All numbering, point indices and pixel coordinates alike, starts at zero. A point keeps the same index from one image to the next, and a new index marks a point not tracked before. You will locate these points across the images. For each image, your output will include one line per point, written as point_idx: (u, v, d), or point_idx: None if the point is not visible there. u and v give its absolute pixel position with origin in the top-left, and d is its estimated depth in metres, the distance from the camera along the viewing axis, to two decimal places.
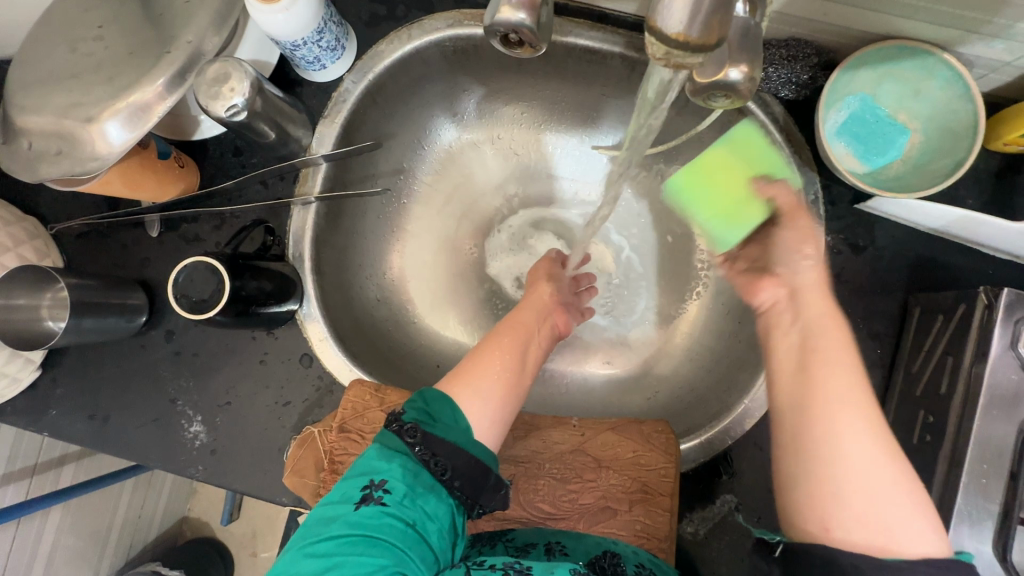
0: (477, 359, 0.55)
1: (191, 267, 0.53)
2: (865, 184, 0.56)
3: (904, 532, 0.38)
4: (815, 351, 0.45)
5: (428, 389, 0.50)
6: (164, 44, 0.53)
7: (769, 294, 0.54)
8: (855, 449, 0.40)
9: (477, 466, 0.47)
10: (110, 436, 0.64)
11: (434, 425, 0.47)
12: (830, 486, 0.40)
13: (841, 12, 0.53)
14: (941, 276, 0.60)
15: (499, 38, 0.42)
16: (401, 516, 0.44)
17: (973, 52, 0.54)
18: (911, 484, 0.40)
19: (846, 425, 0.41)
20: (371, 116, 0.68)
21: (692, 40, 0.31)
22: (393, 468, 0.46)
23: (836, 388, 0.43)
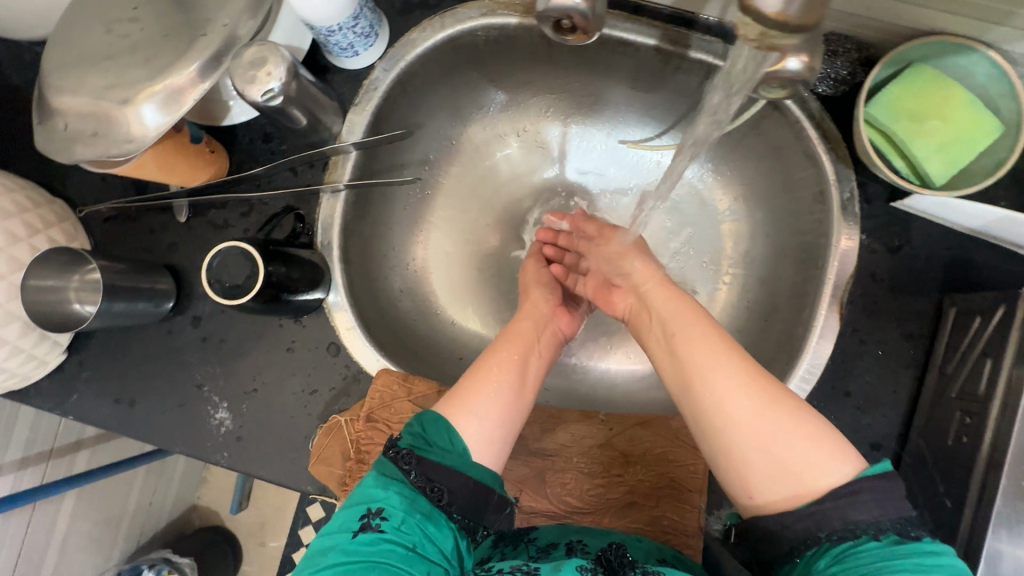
0: (474, 376, 0.54)
1: (225, 252, 0.53)
2: (904, 182, 0.55)
3: (813, 472, 0.42)
4: (674, 335, 0.53)
5: (424, 411, 0.51)
6: (200, 27, 0.52)
7: (621, 302, 0.63)
8: (737, 413, 0.46)
9: (477, 489, 0.47)
10: (135, 420, 0.64)
11: (429, 450, 0.47)
12: (732, 452, 0.46)
13: (886, 7, 0.53)
14: (978, 277, 0.59)
15: (550, 24, 0.41)
16: (400, 540, 0.44)
17: (1020, 50, 0.53)
18: (809, 421, 0.45)
19: (719, 392, 0.47)
20: (400, 105, 0.68)
21: (792, 20, 0.31)
22: (390, 495, 0.45)
23: (692, 359, 0.50)
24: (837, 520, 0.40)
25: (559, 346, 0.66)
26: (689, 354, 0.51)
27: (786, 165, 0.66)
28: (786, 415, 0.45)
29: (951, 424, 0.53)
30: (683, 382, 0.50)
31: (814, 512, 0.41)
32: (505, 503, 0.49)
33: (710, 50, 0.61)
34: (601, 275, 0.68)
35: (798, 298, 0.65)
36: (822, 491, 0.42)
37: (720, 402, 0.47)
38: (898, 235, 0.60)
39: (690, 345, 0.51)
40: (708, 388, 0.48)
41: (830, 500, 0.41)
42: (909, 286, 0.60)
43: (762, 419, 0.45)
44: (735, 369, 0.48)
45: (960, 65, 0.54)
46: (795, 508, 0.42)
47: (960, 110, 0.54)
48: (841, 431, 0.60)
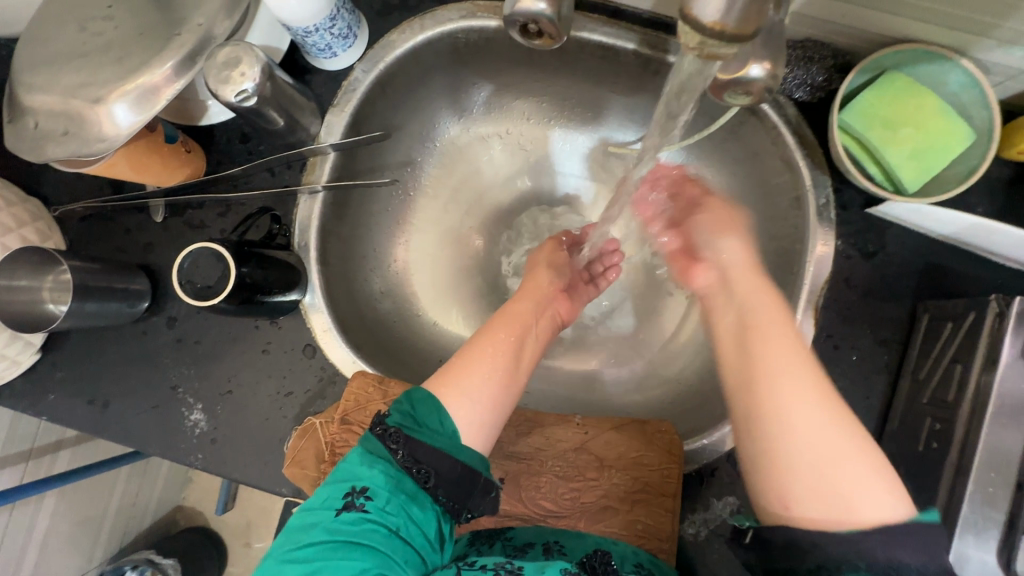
0: (467, 355, 0.53)
1: (197, 253, 0.53)
2: (878, 190, 0.55)
3: (865, 505, 0.38)
4: (752, 325, 0.48)
5: (416, 388, 0.50)
6: (174, 26, 0.52)
7: (701, 279, 0.57)
8: (808, 424, 0.41)
9: (464, 472, 0.46)
10: (109, 421, 0.63)
11: (418, 431, 0.47)
12: (783, 461, 0.41)
13: (859, 14, 0.53)
14: (951, 283, 0.59)
15: (517, 28, 0.41)
16: (383, 522, 0.44)
17: (991, 59, 0.54)
18: (869, 453, 0.40)
19: (789, 393, 0.42)
20: (380, 106, 0.68)
21: (728, 30, 0.30)
22: (375, 475, 0.45)
23: (767, 356, 0.45)
24: (881, 554, 0.37)
25: (556, 330, 0.66)
26: (766, 349, 0.45)
27: (764, 170, 0.66)
28: (852, 442, 0.40)
29: (922, 429, 0.54)
30: (752, 379, 0.44)
31: (857, 540, 0.38)
32: (493, 486, 0.48)
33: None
34: (683, 243, 0.62)
35: None
36: (871, 524, 0.38)
37: (793, 412, 0.41)
38: (873, 241, 0.61)
39: (768, 338, 0.46)
40: (783, 390, 0.42)
41: (876, 532, 0.38)
42: (883, 292, 0.60)
43: (830, 440, 0.40)
44: (810, 379, 0.43)
45: (933, 72, 0.55)
46: (837, 533, 0.38)
47: (931, 117, 0.54)
48: None
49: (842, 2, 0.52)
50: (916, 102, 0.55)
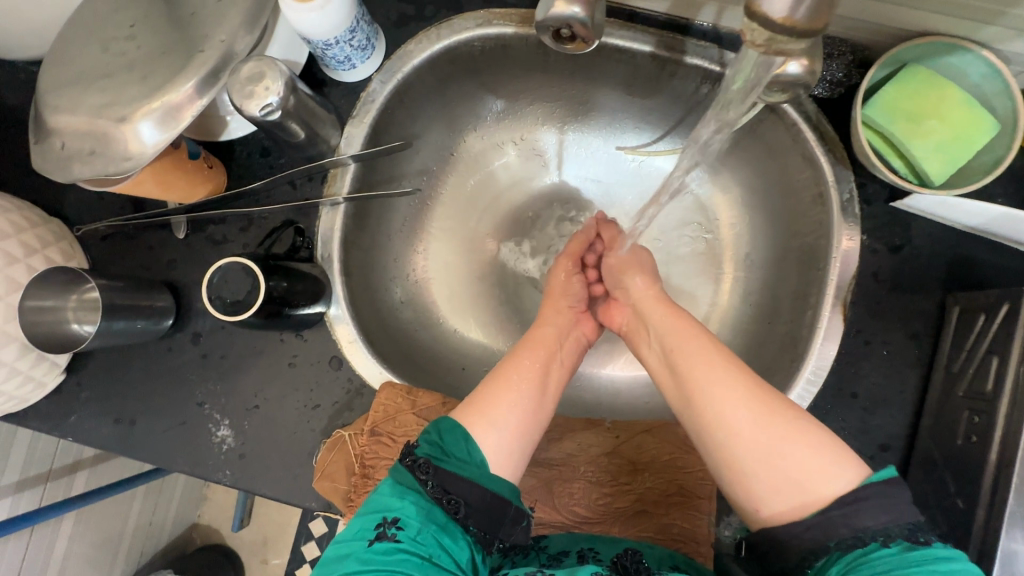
0: (496, 383, 0.53)
1: (226, 267, 0.53)
2: (903, 182, 0.56)
3: (819, 484, 0.43)
4: (676, 351, 0.54)
5: (442, 418, 0.49)
6: (198, 43, 0.52)
7: (621, 319, 0.65)
8: (743, 424, 0.46)
9: (496, 502, 0.45)
10: (136, 440, 0.63)
11: (447, 460, 0.46)
12: (738, 467, 0.46)
13: (880, 9, 0.53)
14: (979, 274, 0.59)
15: (549, 33, 0.40)
16: (416, 551, 0.43)
17: (1013, 49, 0.54)
18: (812, 432, 0.45)
19: (725, 403, 0.47)
20: (397, 117, 0.68)
21: (800, 24, 0.31)
22: (405, 505, 0.44)
23: (691, 371, 0.51)
24: (844, 528, 0.41)
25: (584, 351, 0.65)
26: (689, 372, 0.51)
27: (784, 167, 0.66)
28: (788, 428, 0.45)
29: (960, 423, 0.53)
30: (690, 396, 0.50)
31: (822, 521, 0.42)
32: (524, 516, 0.47)
33: (706, 55, 0.62)
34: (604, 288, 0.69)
35: (800, 300, 0.65)
36: (829, 502, 0.42)
37: (731, 420, 0.47)
38: (899, 235, 0.60)
39: (690, 358, 0.52)
40: (716, 403, 0.48)
41: (835, 509, 0.41)
42: (911, 286, 0.60)
43: (765, 433, 0.45)
44: (729, 382, 0.49)
45: (955, 64, 0.55)
46: (804, 519, 0.42)
47: (955, 109, 0.54)
48: (848, 432, 0.59)
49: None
50: (939, 95, 0.55)
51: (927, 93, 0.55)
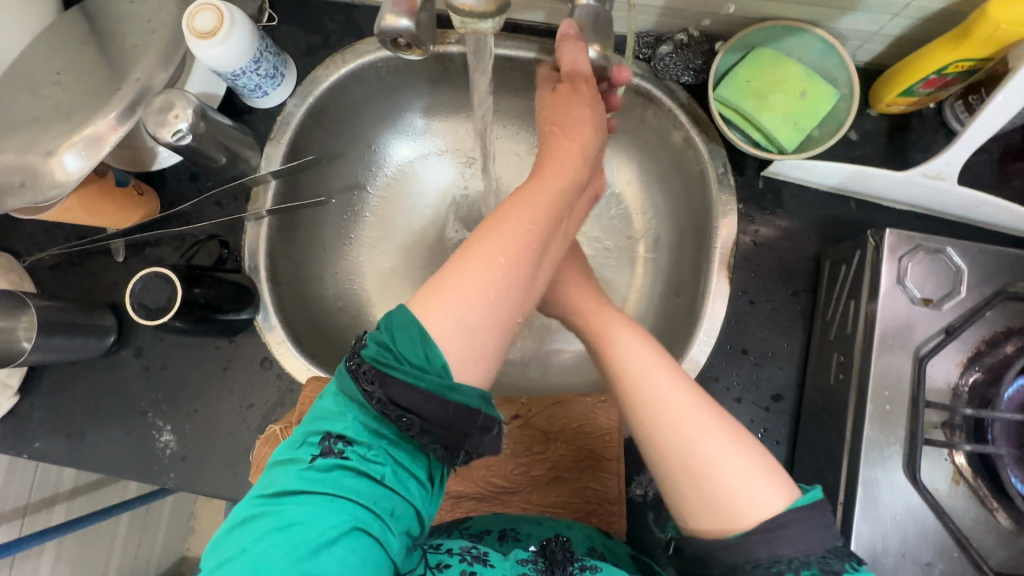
0: (461, 267, 0.42)
1: (146, 277, 0.58)
2: (758, 151, 0.61)
3: (753, 506, 0.40)
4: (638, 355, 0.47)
5: (396, 309, 0.41)
6: (115, 82, 0.59)
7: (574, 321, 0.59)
8: (678, 431, 0.42)
9: (459, 412, 0.40)
10: (86, 452, 0.67)
11: (398, 368, 0.39)
12: (688, 479, 0.41)
13: (716, 3, 0.60)
14: (848, 230, 0.64)
15: (387, 42, 0.46)
16: (363, 470, 0.40)
17: (842, 27, 0.60)
18: (754, 448, 0.42)
19: (689, 420, 0.43)
20: (316, 136, 0.74)
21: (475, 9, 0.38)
22: (350, 421, 0.41)
23: (631, 363, 0.47)
24: (761, 552, 0.39)
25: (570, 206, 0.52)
26: (626, 363, 0.47)
27: (670, 150, 0.72)
28: (742, 448, 0.41)
29: (831, 364, 0.57)
30: (627, 388, 0.46)
31: (741, 543, 0.40)
32: (495, 423, 0.42)
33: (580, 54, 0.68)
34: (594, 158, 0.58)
35: (695, 271, 0.70)
36: (754, 524, 0.39)
37: (669, 426, 0.43)
38: (772, 202, 0.66)
39: (653, 365, 0.46)
40: (650, 404, 0.44)
41: (755, 533, 0.39)
42: (789, 247, 0.65)
43: (701, 446, 0.42)
44: (668, 383, 0.45)
45: (796, 44, 0.61)
46: (725, 539, 0.40)
47: (797, 83, 0.60)
48: (743, 387, 0.63)
49: None
50: (784, 71, 0.61)
51: (774, 70, 0.61)
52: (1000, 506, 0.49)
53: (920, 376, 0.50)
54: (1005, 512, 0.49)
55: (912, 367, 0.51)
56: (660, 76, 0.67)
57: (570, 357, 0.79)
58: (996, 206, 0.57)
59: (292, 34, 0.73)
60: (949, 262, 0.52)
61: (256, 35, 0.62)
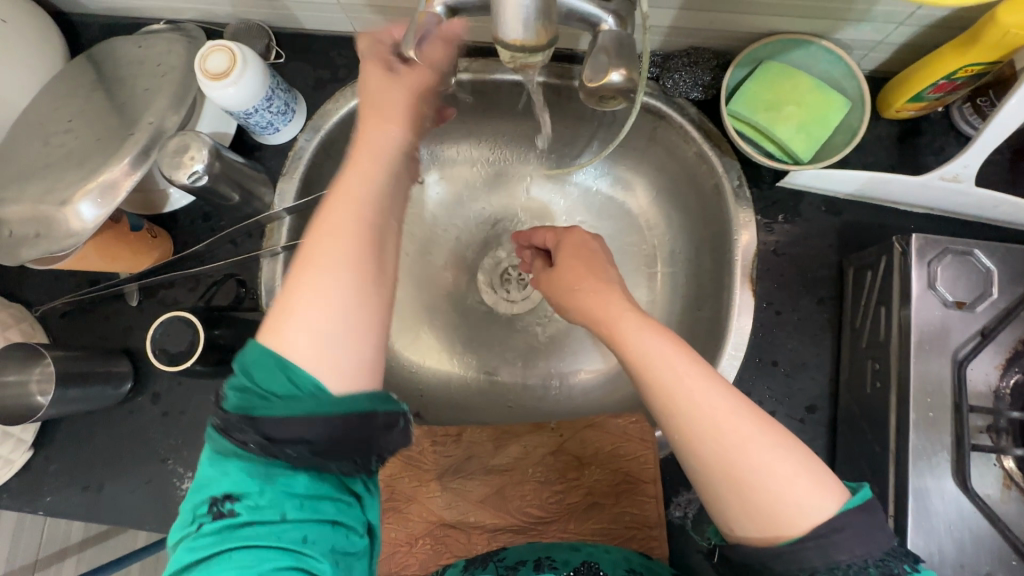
0: (313, 269, 0.42)
1: (168, 321, 0.56)
2: (775, 163, 0.62)
3: (801, 512, 0.39)
4: (673, 361, 0.45)
5: (247, 348, 0.41)
6: (129, 128, 0.59)
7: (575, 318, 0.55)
8: (720, 441, 0.41)
9: (354, 423, 0.40)
10: (104, 504, 0.65)
11: (268, 405, 0.39)
12: (733, 487, 0.40)
13: (723, 19, 0.61)
14: (868, 237, 0.64)
15: None
16: (261, 520, 0.38)
17: (849, 37, 0.61)
18: (796, 450, 0.41)
19: (734, 426, 0.41)
20: (327, 169, 0.74)
21: (529, 42, 0.37)
22: (232, 476, 0.39)
23: (660, 367, 0.45)
24: (818, 560, 0.38)
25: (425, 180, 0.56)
26: (655, 367, 0.45)
27: (682, 166, 0.72)
28: (785, 450, 0.41)
29: (866, 373, 0.57)
30: (660, 393, 0.44)
31: (795, 551, 0.39)
32: (400, 417, 0.43)
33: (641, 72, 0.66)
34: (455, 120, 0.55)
35: (716, 284, 0.69)
36: (807, 530, 0.39)
37: (711, 435, 0.41)
38: (790, 212, 0.66)
39: (682, 370, 0.44)
40: (687, 411, 0.42)
41: (809, 539, 0.38)
42: (810, 255, 0.65)
43: (745, 453, 0.40)
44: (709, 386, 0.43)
45: (803, 56, 0.62)
46: (778, 548, 0.39)
47: (808, 94, 0.61)
48: (776, 400, 0.63)
49: (703, 12, 0.60)
50: (794, 83, 0.61)
51: (784, 83, 0.61)
52: None
53: (961, 380, 0.50)
54: None
55: (952, 371, 0.50)
56: (669, 94, 0.67)
57: (592, 378, 0.78)
58: (1019, 203, 0.57)
59: (300, 70, 0.73)
60: (978, 264, 0.52)
61: (267, 74, 0.62)
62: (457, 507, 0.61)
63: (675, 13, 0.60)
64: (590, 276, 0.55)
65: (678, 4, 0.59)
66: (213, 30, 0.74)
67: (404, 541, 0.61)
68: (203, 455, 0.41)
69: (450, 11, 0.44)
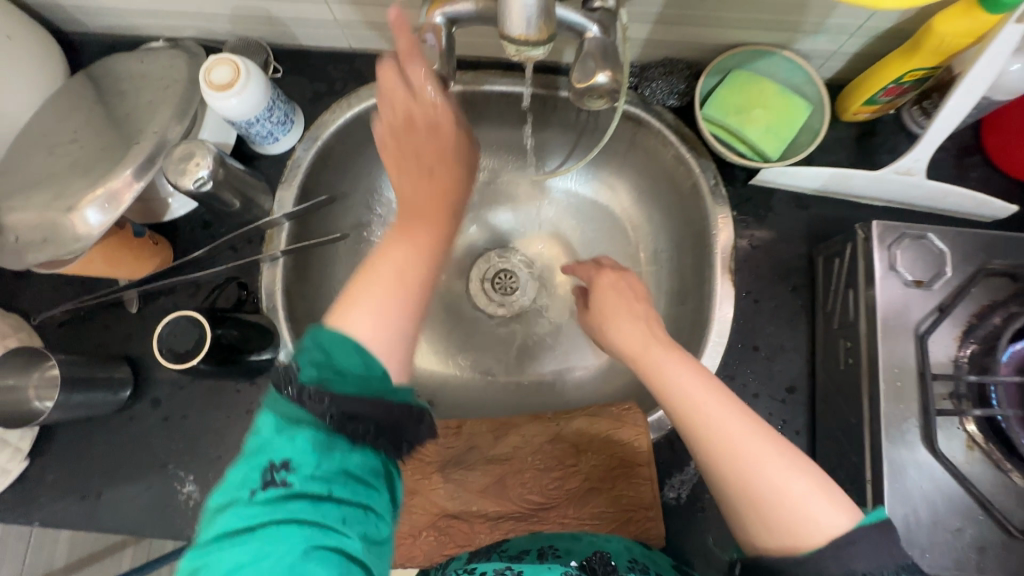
0: (372, 274, 0.48)
1: (175, 321, 0.58)
2: (747, 162, 0.67)
3: (816, 525, 0.42)
4: (693, 387, 0.48)
5: (322, 329, 0.44)
6: (134, 137, 0.62)
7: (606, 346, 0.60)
8: (740, 461, 0.44)
9: (395, 410, 0.44)
10: (103, 511, 0.65)
11: (344, 380, 0.42)
12: (752, 503, 0.44)
13: (694, 33, 0.66)
14: (834, 229, 0.69)
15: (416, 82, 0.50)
16: (314, 494, 0.40)
17: (807, 48, 0.67)
18: (809, 469, 0.44)
19: (751, 448, 0.45)
20: (324, 177, 0.77)
21: (533, 36, 0.41)
22: (297, 445, 0.40)
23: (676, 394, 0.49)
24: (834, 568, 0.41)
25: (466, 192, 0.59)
26: (674, 394, 0.49)
27: (662, 169, 0.77)
28: (799, 471, 0.44)
29: (839, 352, 0.61)
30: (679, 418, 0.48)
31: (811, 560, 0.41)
32: (426, 414, 0.47)
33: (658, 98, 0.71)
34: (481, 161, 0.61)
35: (698, 277, 0.74)
36: (822, 543, 0.41)
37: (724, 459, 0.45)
38: (763, 207, 0.71)
39: (703, 396, 0.48)
40: (707, 434, 0.46)
41: (825, 551, 0.41)
42: (782, 247, 0.70)
43: (755, 473, 0.44)
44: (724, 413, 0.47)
45: (767, 65, 0.68)
46: (796, 558, 0.42)
47: (773, 98, 0.66)
48: (758, 383, 0.66)
49: (676, 26, 0.65)
50: (761, 88, 0.67)
51: (751, 89, 0.67)
52: (1014, 468, 0.52)
53: (922, 350, 0.54)
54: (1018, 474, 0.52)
55: (915, 344, 0.55)
56: (648, 102, 0.72)
57: (583, 373, 0.81)
58: (964, 193, 0.63)
59: (297, 83, 0.76)
60: (932, 247, 0.57)
61: (269, 85, 0.65)
62: (460, 498, 0.63)
63: (651, 27, 0.66)
64: (620, 308, 0.58)
65: (653, 19, 0.64)
66: (211, 47, 0.77)
67: (408, 534, 0.62)
68: (255, 427, 0.42)
69: (451, 22, 0.50)
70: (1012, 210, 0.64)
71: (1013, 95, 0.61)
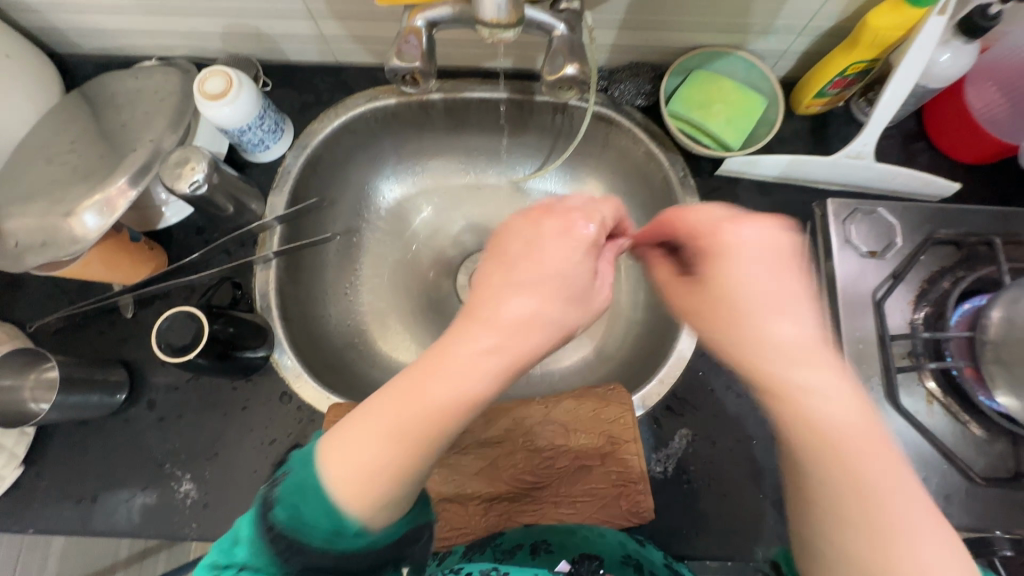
0: (353, 429, 0.42)
1: (173, 316, 0.61)
2: (711, 152, 0.72)
3: None
4: (834, 430, 0.38)
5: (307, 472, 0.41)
6: (131, 145, 0.64)
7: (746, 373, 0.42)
8: (883, 518, 0.36)
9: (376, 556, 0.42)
10: (98, 515, 0.65)
11: (315, 531, 0.40)
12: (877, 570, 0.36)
13: (655, 37, 0.72)
14: (797, 212, 0.74)
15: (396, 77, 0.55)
16: None
17: (759, 48, 0.73)
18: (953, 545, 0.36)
19: (904, 510, 0.36)
20: (314, 184, 0.80)
21: (505, 17, 0.45)
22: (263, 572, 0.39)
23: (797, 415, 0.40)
24: None
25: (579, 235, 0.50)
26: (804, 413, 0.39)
27: (634, 165, 0.82)
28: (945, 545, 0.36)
29: None
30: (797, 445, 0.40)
31: None
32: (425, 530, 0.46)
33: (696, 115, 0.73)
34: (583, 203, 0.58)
35: None
36: None
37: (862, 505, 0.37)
38: (729, 195, 0.76)
39: (855, 447, 0.37)
40: (847, 481, 0.37)
41: None
42: None
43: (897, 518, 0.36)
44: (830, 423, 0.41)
45: (724, 65, 0.74)
46: None
47: (732, 94, 0.72)
48: None
49: (638, 31, 0.71)
50: (720, 86, 0.72)
51: (712, 87, 0.72)
52: (971, 420, 0.56)
53: (880, 313, 0.59)
54: (973, 424, 0.56)
55: (873, 308, 0.59)
56: (617, 102, 0.77)
57: (570, 364, 0.84)
58: (910, 172, 0.68)
59: (286, 96, 0.80)
60: (883, 220, 0.62)
61: (260, 95, 0.69)
62: (455, 481, 0.65)
63: (616, 33, 0.72)
64: (778, 315, 0.41)
65: (618, 25, 0.70)
66: (203, 64, 0.81)
67: None
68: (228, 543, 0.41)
69: (430, 26, 0.53)
70: (955, 187, 0.69)
71: (944, 83, 0.67)
